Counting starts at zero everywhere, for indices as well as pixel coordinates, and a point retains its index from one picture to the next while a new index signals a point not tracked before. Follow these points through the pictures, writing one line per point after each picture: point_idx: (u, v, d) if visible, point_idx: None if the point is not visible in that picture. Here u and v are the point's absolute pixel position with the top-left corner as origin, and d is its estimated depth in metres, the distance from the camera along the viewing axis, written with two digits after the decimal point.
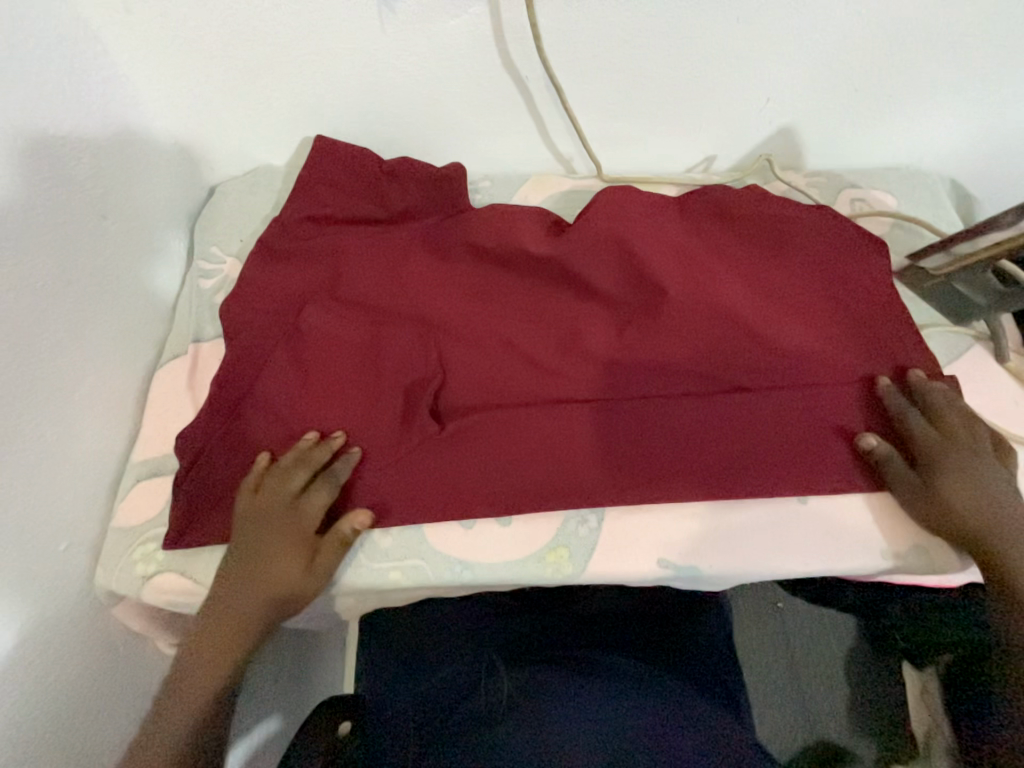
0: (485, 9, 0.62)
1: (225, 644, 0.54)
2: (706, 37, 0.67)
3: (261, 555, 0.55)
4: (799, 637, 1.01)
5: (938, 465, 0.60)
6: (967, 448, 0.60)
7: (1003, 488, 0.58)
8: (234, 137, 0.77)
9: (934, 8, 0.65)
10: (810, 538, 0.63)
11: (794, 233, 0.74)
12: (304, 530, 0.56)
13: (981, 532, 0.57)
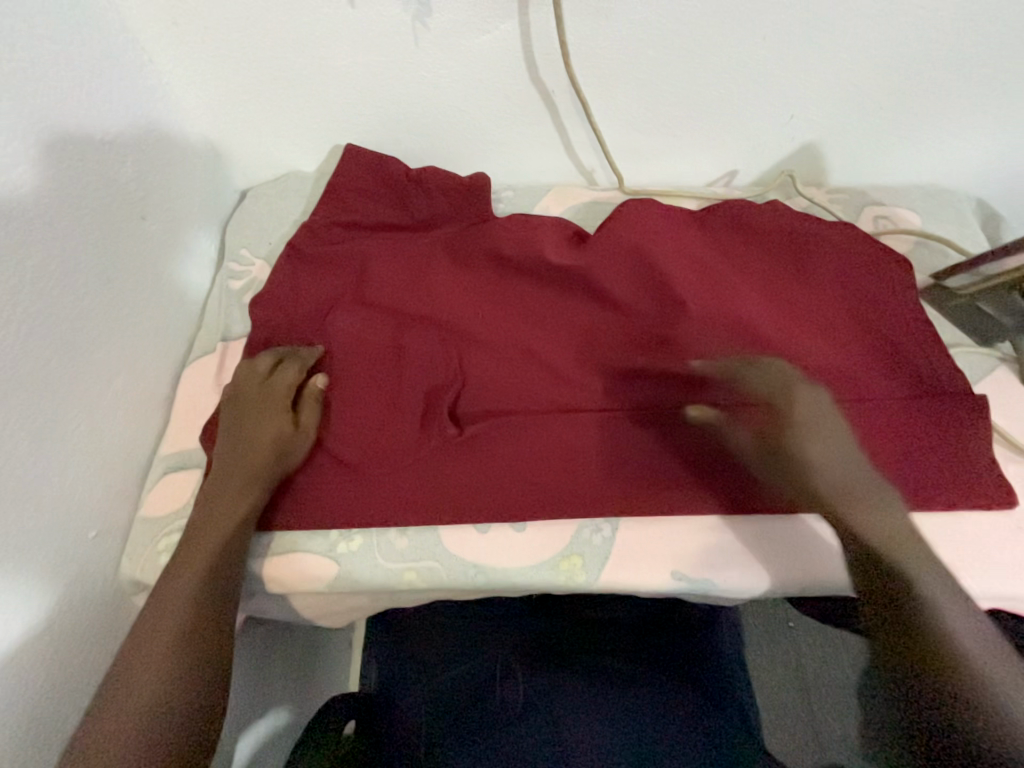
0: (515, 26, 0.63)
1: (220, 517, 0.57)
2: (730, 55, 0.68)
3: (247, 437, 0.61)
4: (811, 657, 0.99)
5: (810, 464, 0.59)
6: (841, 458, 0.59)
7: (886, 504, 0.57)
8: (267, 144, 0.79)
9: (960, 30, 0.66)
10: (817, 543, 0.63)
11: (815, 249, 0.74)
12: (283, 398, 0.63)
13: (862, 533, 0.55)
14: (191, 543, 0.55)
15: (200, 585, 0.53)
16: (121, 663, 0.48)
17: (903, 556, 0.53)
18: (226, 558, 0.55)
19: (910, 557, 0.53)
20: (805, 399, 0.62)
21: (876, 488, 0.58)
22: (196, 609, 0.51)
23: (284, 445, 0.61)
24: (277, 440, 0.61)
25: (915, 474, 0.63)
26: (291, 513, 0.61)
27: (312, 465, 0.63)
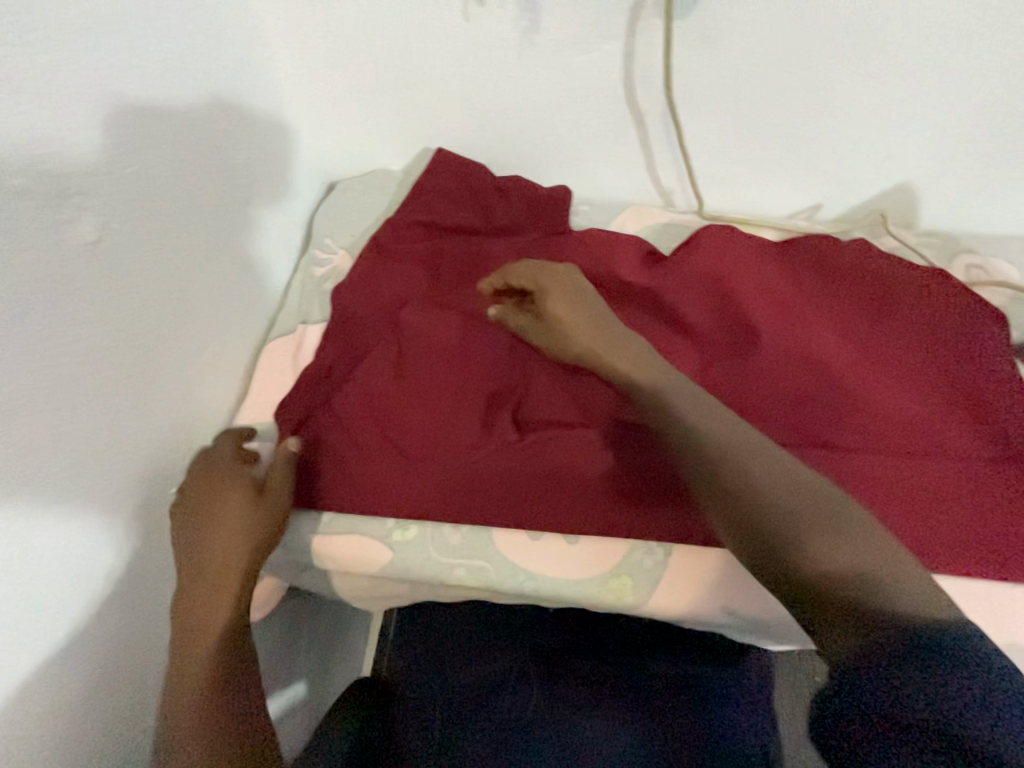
0: (622, 46, 0.65)
1: (207, 596, 0.54)
2: (834, 89, 0.67)
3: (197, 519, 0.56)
4: None
5: (561, 324, 0.63)
6: (585, 320, 0.63)
7: (696, 400, 0.54)
8: (362, 141, 0.83)
9: None
10: None
11: (900, 293, 0.72)
12: (230, 471, 0.59)
13: (728, 475, 0.47)
14: (184, 624, 0.53)
15: (218, 652, 0.52)
16: (167, 740, 0.50)
17: (780, 494, 0.45)
18: (240, 621, 0.54)
19: (802, 498, 0.45)
20: (549, 296, 0.65)
21: (710, 406, 0.53)
22: (225, 673, 0.52)
23: (255, 514, 0.57)
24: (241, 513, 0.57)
25: (989, 539, 0.60)
26: (351, 498, 0.63)
27: (376, 453, 0.65)
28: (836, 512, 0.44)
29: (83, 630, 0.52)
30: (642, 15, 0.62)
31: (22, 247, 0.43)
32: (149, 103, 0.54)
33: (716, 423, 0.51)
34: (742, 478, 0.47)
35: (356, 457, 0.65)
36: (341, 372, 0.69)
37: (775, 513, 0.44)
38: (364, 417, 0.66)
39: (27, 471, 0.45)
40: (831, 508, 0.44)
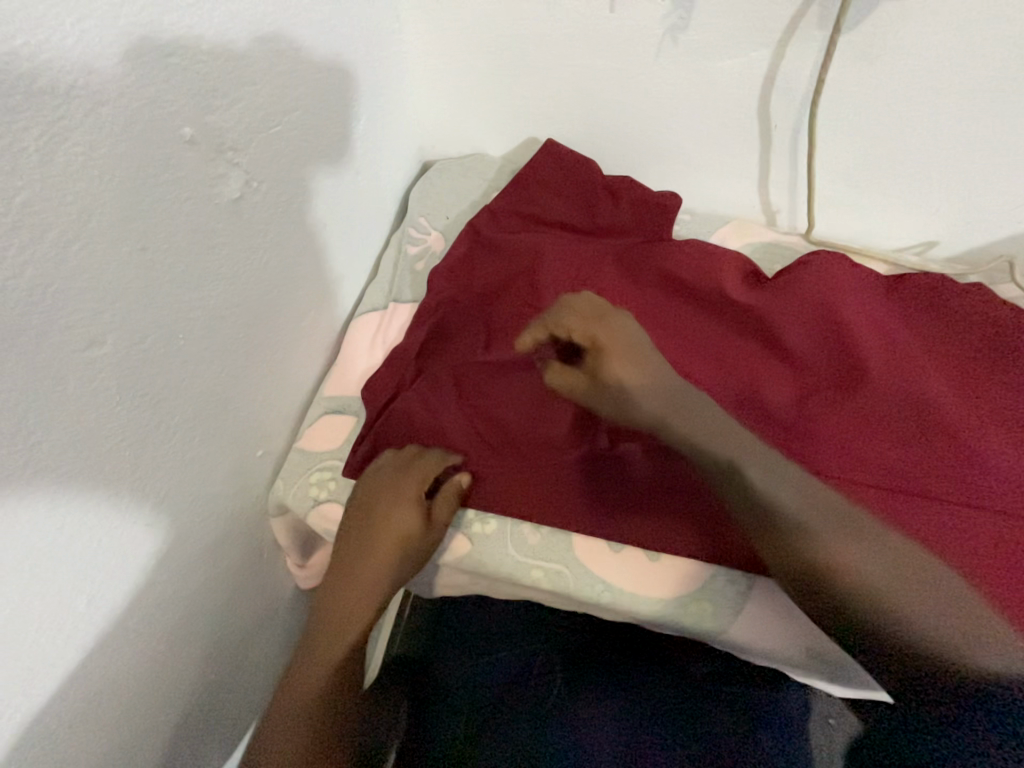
0: (768, 56, 0.62)
1: (346, 608, 0.58)
2: (988, 124, 0.63)
3: (376, 515, 0.59)
4: None
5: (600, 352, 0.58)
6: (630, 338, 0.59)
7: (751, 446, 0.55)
8: (468, 123, 0.82)
9: None
10: None
11: (1022, 345, 0.67)
12: (411, 487, 0.60)
13: (799, 537, 0.51)
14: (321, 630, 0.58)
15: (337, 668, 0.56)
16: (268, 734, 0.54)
17: (830, 538, 0.50)
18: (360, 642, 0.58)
19: (848, 540, 0.50)
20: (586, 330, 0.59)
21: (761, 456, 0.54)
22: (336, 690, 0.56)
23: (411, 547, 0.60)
24: (407, 538, 0.59)
25: None
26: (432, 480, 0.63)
27: (460, 441, 0.63)
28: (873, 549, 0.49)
29: (175, 576, 0.53)
30: (798, 25, 0.59)
31: (180, 198, 0.42)
32: (296, 64, 0.53)
33: (782, 481, 0.53)
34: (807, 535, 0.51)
35: (439, 441, 0.64)
36: (431, 355, 0.68)
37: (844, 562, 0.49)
38: (451, 402, 0.65)
39: (154, 419, 0.45)
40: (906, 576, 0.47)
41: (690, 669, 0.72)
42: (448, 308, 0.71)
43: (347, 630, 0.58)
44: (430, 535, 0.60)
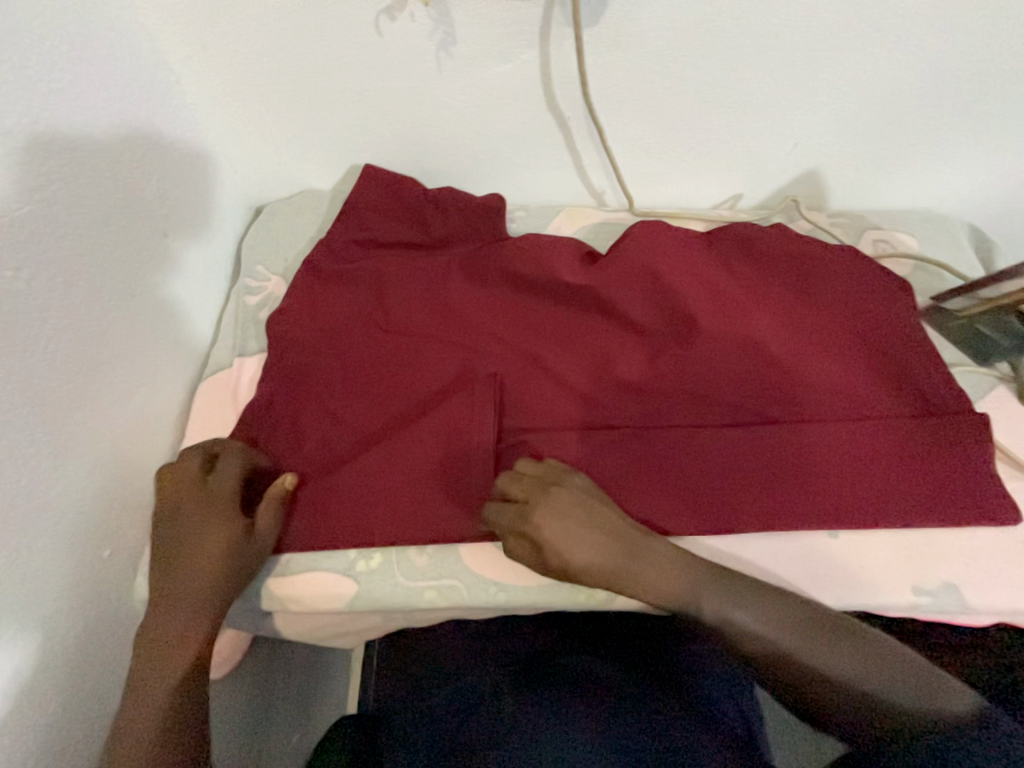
0: (536, 56, 0.65)
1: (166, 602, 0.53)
2: (742, 85, 0.70)
3: (199, 551, 0.54)
4: None
5: (580, 567, 0.54)
6: (613, 548, 0.55)
7: (739, 593, 0.53)
8: (285, 162, 0.80)
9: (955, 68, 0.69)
10: (799, 556, 0.62)
11: (819, 269, 0.75)
12: (230, 511, 0.56)
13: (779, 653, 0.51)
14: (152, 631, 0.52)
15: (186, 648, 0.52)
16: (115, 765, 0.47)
17: (821, 658, 0.50)
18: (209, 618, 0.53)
19: (817, 649, 0.50)
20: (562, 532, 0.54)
21: (728, 597, 0.53)
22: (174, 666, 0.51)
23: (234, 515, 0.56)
24: (233, 552, 0.54)
25: (930, 492, 0.63)
26: (309, 536, 0.59)
27: (331, 490, 0.61)
28: (836, 643, 0.50)
29: (17, 715, 0.48)
30: (551, 23, 0.62)
31: None
32: (34, 137, 0.49)
33: (739, 601, 0.53)
34: (808, 657, 0.50)
35: (311, 497, 0.61)
36: (283, 404, 0.65)
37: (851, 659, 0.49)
38: (315, 453, 0.63)
39: None
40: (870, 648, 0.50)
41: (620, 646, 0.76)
42: (295, 351, 0.68)
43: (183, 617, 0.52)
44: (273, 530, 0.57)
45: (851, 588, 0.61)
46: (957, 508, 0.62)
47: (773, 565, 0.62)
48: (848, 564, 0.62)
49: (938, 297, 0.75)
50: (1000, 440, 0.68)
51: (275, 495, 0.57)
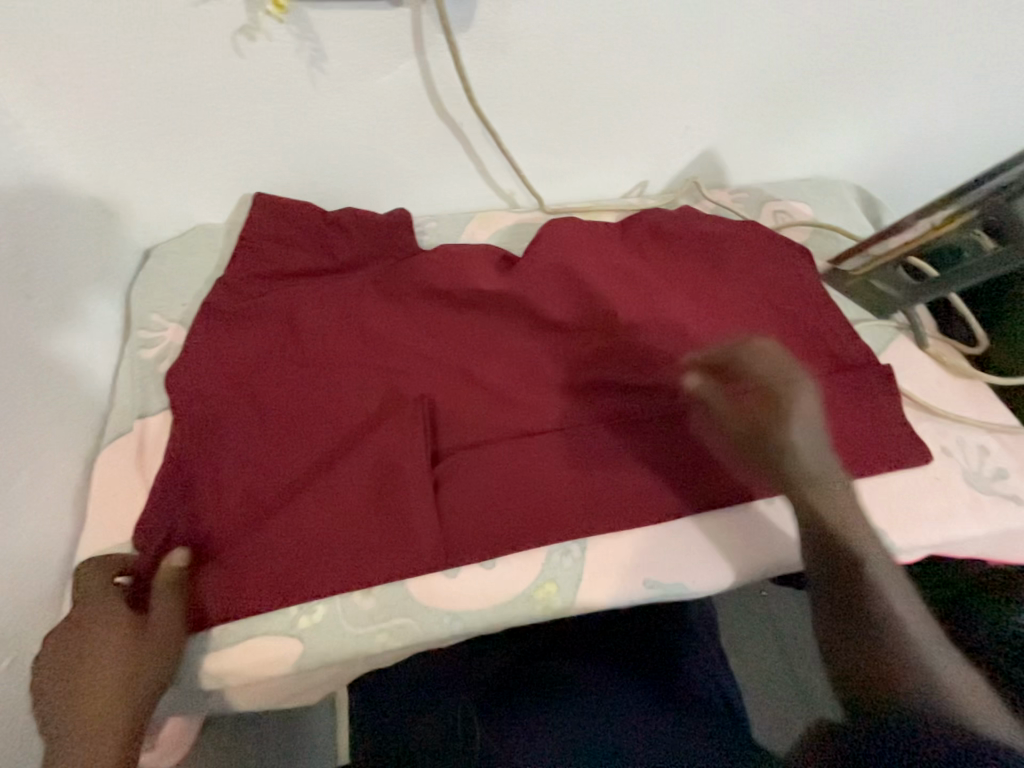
0: (415, 65, 0.63)
1: (65, 726, 0.44)
2: (628, 76, 0.70)
3: (96, 657, 0.47)
4: (786, 622, 1.07)
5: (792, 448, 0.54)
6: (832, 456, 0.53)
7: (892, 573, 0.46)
8: (165, 199, 0.74)
9: (821, 42, 0.72)
10: (745, 528, 0.64)
11: (728, 245, 0.77)
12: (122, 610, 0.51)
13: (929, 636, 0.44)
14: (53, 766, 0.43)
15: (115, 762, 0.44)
16: None
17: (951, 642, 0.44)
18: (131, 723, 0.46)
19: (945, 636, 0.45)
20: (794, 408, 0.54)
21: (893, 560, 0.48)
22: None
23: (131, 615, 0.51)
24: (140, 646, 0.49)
25: (852, 444, 0.66)
26: (240, 600, 0.55)
27: (260, 545, 0.56)
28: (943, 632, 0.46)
29: None
30: (423, 29, 0.60)
31: None
32: None
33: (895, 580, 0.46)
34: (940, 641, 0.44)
35: (238, 556, 0.56)
36: (195, 463, 0.60)
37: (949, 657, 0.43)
38: (238, 508, 0.58)
39: None
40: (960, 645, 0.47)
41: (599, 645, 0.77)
42: (202, 402, 0.63)
43: (99, 732, 0.44)
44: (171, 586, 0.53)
45: (792, 548, 0.63)
46: (878, 456, 0.66)
47: (720, 539, 0.63)
48: (789, 529, 0.64)
49: (835, 258, 0.80)
50: (905, 386, 0.73)
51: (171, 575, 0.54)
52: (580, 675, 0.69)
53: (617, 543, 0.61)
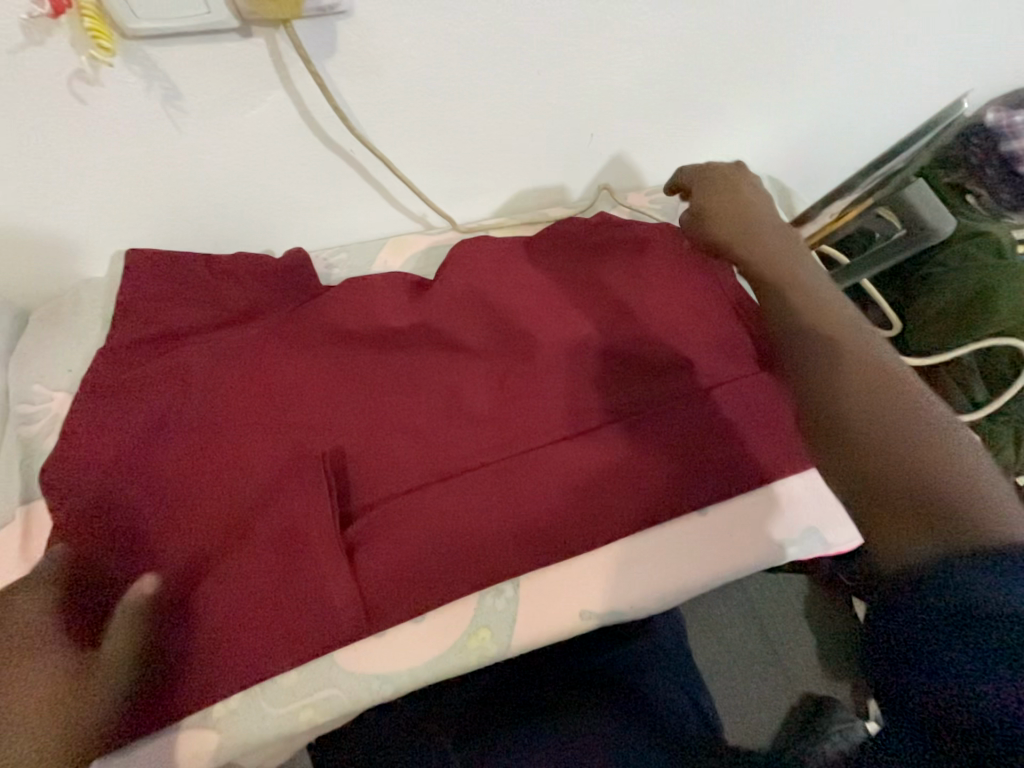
0: (285, 96, 0.59)
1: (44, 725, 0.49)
2: (519, 88, 0.67)
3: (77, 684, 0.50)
4: (761, 601, 1.08)
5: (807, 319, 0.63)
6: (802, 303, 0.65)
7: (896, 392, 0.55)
8: (35, 260, 0.67)
9: (717, 40, 0.70)
10: (682, 545, 0.62)
11: (644, 249, 0.75)
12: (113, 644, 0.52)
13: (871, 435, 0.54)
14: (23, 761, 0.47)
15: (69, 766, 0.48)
16: None
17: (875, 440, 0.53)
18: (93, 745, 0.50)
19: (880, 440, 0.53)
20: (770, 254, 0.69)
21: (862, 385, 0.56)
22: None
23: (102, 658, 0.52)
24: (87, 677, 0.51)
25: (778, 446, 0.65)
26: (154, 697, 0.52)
27: (167, 640, 0.53)
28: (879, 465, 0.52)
29: None
30: (285, 58, 0.56)
31: None
32: None
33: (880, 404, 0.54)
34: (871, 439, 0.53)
35: (144, 658, 0.52)
36: (91, 562, 0.55)
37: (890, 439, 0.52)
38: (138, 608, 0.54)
39: None
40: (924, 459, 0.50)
41: (563, 668, 0.76)
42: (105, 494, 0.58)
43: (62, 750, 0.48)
44: (110, 637, 0.52)
45: (728, 560, 0.62)
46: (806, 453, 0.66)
47: (653, 561, 0.61)
48: (724, 539, 0.63)
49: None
50: None
51: (133, 613, 0.53)
52: (550, 706, 0.68)
53: (550, 577, 0.60)
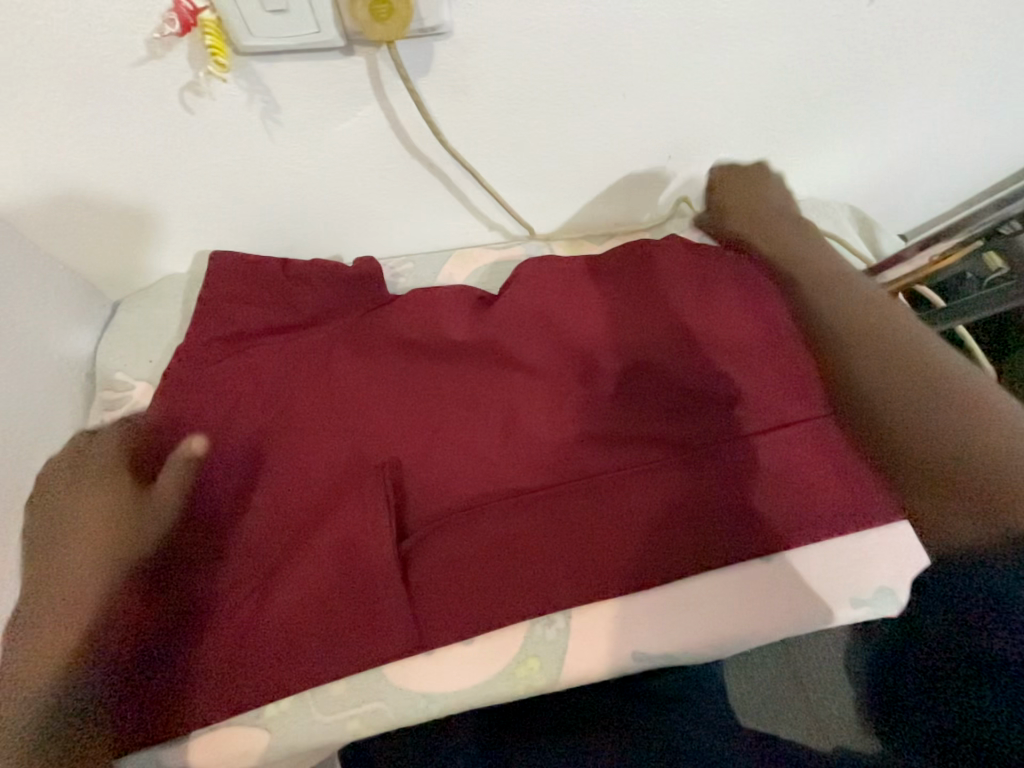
0: (374, 111, 0.60)
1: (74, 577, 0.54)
2: (602, 110, 0.66)
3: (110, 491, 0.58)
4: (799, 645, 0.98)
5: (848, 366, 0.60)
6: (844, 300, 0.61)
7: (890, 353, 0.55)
8: (128, 255, 0.71)
9: (815, 69, 0.67)
10: (742, 594, 0.59)
11: (717, 274, 0.71)
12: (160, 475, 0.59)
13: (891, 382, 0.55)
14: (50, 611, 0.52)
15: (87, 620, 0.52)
16: None
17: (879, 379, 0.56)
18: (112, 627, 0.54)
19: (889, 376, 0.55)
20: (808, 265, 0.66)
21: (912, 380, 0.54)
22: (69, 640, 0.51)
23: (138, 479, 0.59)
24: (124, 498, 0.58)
25: (857, 498, 0.61)
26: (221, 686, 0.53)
27: (228, 638, 0.54)
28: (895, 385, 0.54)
29: None
30: (379, 74, 0.57)
31: None
32: None
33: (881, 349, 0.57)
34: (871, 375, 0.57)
35: (206, 654, 0.54)
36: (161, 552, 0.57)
37: (896, 363, 0.55)
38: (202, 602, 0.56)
39: None
40: (956, 394, 0.51)
41: None
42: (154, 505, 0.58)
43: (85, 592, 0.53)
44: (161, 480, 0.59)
45: (790, 613, 0.59)
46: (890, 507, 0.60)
47: (710, 607, 0.59)
48: (788, 592, 0.59)
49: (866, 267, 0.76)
50: None
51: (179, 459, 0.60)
52: None
53: (602, 612, 0.58)
